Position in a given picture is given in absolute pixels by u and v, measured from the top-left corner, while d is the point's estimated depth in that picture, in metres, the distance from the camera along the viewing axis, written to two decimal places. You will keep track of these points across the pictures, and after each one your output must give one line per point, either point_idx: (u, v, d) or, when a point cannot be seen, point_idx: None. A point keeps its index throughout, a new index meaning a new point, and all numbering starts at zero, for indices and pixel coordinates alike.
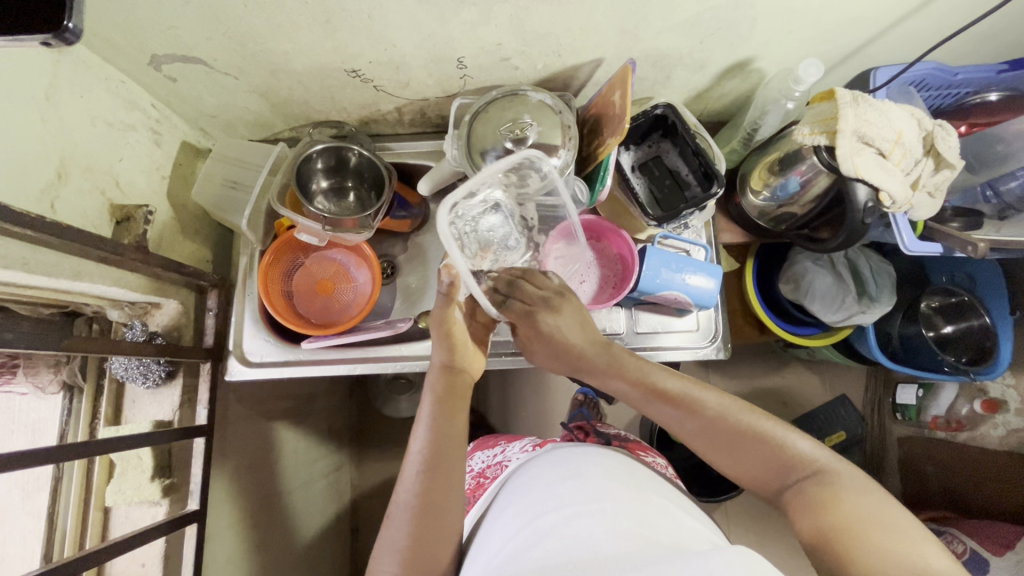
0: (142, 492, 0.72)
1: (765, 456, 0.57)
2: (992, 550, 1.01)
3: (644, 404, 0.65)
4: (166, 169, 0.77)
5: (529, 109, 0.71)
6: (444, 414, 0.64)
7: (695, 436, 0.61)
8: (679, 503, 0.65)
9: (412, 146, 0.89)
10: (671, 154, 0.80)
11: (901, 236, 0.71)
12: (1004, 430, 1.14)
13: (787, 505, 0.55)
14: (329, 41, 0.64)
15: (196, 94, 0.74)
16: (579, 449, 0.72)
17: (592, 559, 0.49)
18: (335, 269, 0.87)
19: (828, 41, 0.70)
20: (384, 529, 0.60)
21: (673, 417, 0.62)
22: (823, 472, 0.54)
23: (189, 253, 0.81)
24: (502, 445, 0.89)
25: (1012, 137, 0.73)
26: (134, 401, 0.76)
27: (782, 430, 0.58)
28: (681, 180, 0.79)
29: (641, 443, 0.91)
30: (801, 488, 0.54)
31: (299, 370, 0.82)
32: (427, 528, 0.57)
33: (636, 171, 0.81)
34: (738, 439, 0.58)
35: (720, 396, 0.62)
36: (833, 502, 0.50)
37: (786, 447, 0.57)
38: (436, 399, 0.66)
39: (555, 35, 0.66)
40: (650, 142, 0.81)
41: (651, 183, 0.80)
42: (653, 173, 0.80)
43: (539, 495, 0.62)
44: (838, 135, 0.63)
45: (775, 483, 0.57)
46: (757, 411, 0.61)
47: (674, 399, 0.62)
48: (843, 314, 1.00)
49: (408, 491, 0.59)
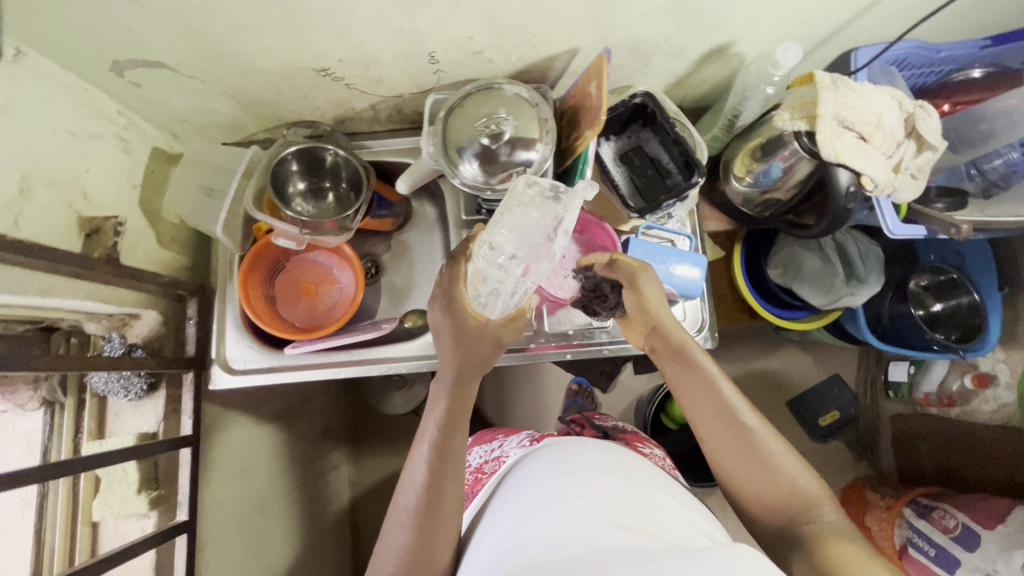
0: (130, 505, 0.71)
1: (784, 490, 0.61)
2: (984, 523, 1.05)
3: (689, 399, 0.67)
4: (138, 177, 0.75)
5: (505, 103, 0.70)
6: (453, 419, 0.65)
7: (723, 448, 0.64)
8: (678, 497, 0.64)
9: (390, 144, 0.88)
10: (651, 142, 0.78)
11: (886, 220, 0.70)
12: (994, 405, 1.17)
13: (788, 546, 0.58)
14: (295, 41, 0.63)
15: (164, 99, 0.72)
16: (577, 443, 0.71)
17: (590, 549, 0.50)
18: (317, 271, 0.88)
19: (808, 24, 0.68)
20: (389, 526, 0.63)
21: (709, 426, 0.65)
22: (828, 523, 0.57)
23: (167, 262, 0.80)
24: (500, 439, 0.89)
25: (995, 116, 0.72)
26: (117, 413, 0.75)
27: (803, 477, 0.61)
28: (662, 169, 0.77)
29: (639, 435, 0.92)
30: (807, 532, 0.57)
31: (283, 376, 0.81)
32: (428, 530, 0.60)
33: (617, 161, 0.80)
34: (766, 466, 0.62)
35: (763, 424, 0.64)
36: (830, 547, 0.54)
37: (802, 489, 0.60)
38: (449, 405, 0.65)
39: (527, 26, 0.64)
40: (631, 132, 0.79)
41: (633, 173, 0.79)
42: (634, 163, 0.79)
43: (536, 489, 0.62)
44: (818, 120, 0.61)
45: (781, 516, 0.60)
46: (791, 451, 0.63)
47: (720, 404, 0.65)
48: (829, 297, 1.01)
49: (412, 498, 0.62)
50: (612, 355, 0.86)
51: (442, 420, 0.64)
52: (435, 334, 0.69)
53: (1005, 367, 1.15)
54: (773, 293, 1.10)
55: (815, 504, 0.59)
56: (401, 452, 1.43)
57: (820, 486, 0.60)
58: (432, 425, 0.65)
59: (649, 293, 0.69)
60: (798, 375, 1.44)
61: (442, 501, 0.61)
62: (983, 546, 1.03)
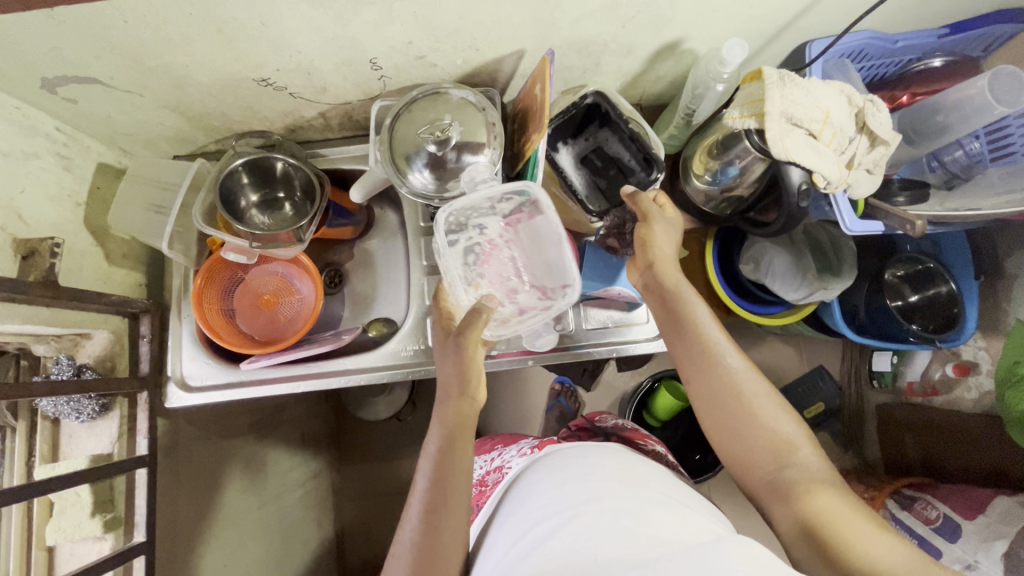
0: (83, 529, 0.70)
1: (765, 436, 0.59)
2: (964, 514, 1.04)
3: (677, 339, 0.66)
4: (82, 195, 0.74)
5: (451, 109, 0.69)
6: (448, 451, 0.63)
7: (706, 390, 0.63)
8: (683, 499, 0.61)
9: (345, 151, 0.86)
10: (610, 142, 0.76)
11: (844, 215, 0.68)
12: (977, 393, 1.15)
13: (768, 490, 0.58)
14: (227, 52, 0.61)
15: (104, 114, 0.70)
16: (576, 449, 0.70)
17: (592, 561, 0.49)
18: (276, 282, 0.87)
19: (757, 19, 0.67)
20: (393, 551, 0.61)
21: (693, 368, 0.64)
22: (807, 469, 0.57)
23: (118, 280, 0.78)
24: (499, 448, 0.87)
25: (950, 108, 0.70)
26: (70, 435, 0.73)
27: (786, 423, 0.60)
28: (624, 167, 0.75)
29: (641, 431, 0.90)
30: (786, 478, 0.57)
31: (241, 392, 0.80)
32: (430, 557, 0.58)
33: (577, 166, 0.77)
34: (747, 408, 0.60)
35: (747, 367, 0.63)
36: (808, 499, 0.54)
37: (782, 434, 0.59)
38: (443, 434, 0.64)
39: (467, 30, 0.62)
40: (587, 134, 0.77)
41: (596, 177, 0.77)
42: (595, 165, 0.77)
43: (534, 502, 0.61)
44: (765, 117, 0.59)
45: (763, 461, 0.59)
46: (775, 394, 0.62)
47: (704, 348, 0.63)
48: (803, 291, 0.99)
49: (409, 533, 0.60)
50: (574, 359, 0.84)
51: (449, 422, 0.65)
52: (438, 352, 0.71)
53: (986, 355, 1.14)
54: (745, 288, 1.09)
55: (795, 447, 0.59)
56: (386, 457, 1.42)
57: (800, 430, 0.59)
58: (427, 460, 0.63)
59: (657, 232, 0.69)
60: (781, 368, 1.43)
61: (445, 524, 0.59)
62: (964, 537, 1.01)
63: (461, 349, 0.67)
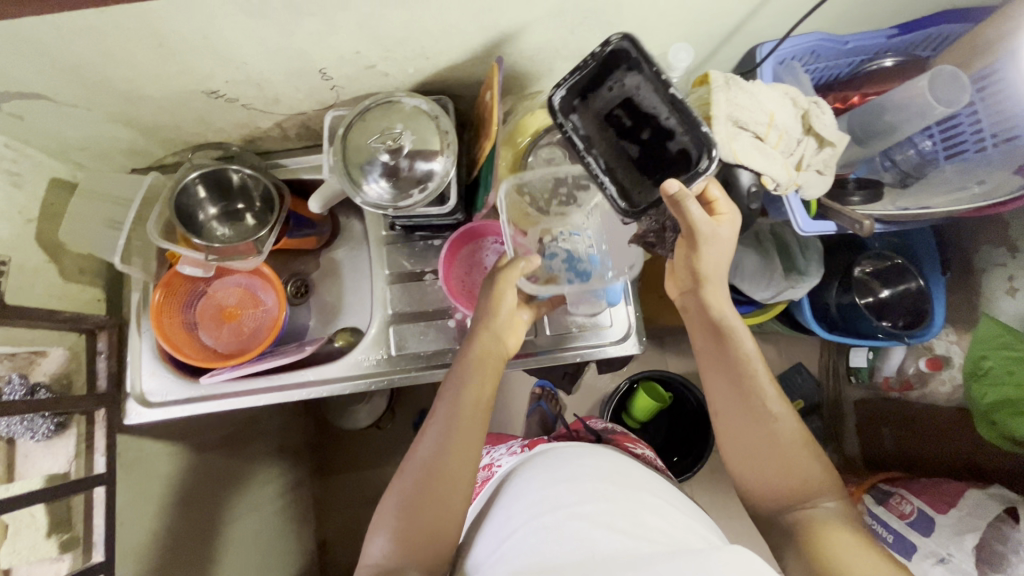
0: (38, 550, 0.68)
1: (794, 480, 0.58)
2: (936, 508, 1.03)
3: (715, 371, 0.65)
4: (33, 212, 0.72)
5: (403, 117, 0.69)
6: (468, 380, 0.64)
7: (737, 424, 0.62)
8: (674, 502, 0.62)
9: (306, 161, 0.86)
10: (642, 91, 0.61)
11: (796, 218, 0.69)
12: (951, 386, 1.14)
13: (781, 528, 0.58)
14: (171, 64, 0.60)
15: (54, 129, 0.69)
16: (576, 450, 0.68)
17: (588, 559, 0.50)
18: (239, 294, 0.86)
19: (705, 23, 0.67)
20: (396, 478, 0.62)
21: (727, 399, 0.63)
22: (829, 517, 0.56)
23: (72, 296, 0.77)
24: (486, 449, 0.87)
25: (896, 107, 0.71)
26: (26, 455, 0.70)
27: (818, 472, 0.58)
28: (660, 128, 0.61)
29: (629, 436, 0.91)
30: (806, 520, 0.56)
31: (199, 407, 0.81)
32: (437, 487, 0.58)
33: (602, 125, 0.63)
34: (779, 454, 0.59)
35: (786, 412, 0.61)
36: (824, 543, 0.54)
37: (809, 478, 0.58)
38: (467, 366, 0.65)
39: (414, 38, 0.62)
40: (613, 82, 0.62)
41: (624, 140, 0.63)
42: (625, 123, 0.63)
43: (531, 497, 0.59)
44: (712, 121, 0.60)
45: (784, 499, 0.59)
46: (809, 441, 0.60)
47: (744, 385, 0.62)
48: (771, 291, 1.00)
49: (420, 455, 0.61)
50: (538, 364, 0.84)
51: (475, 352, 0.66)
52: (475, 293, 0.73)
53: (958, 349, 1.14)
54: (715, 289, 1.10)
55: (818, 493, 0.58)
56: (368, 466, 1.41)
57: (828, 479, 0.58)
58: (448, 387, 0.64)
59: (705, 252, 0.64)
60: None
61: (445, 453, 0.60)
62: (937, 531, 1.01)
63: (493, 284, 0.70)
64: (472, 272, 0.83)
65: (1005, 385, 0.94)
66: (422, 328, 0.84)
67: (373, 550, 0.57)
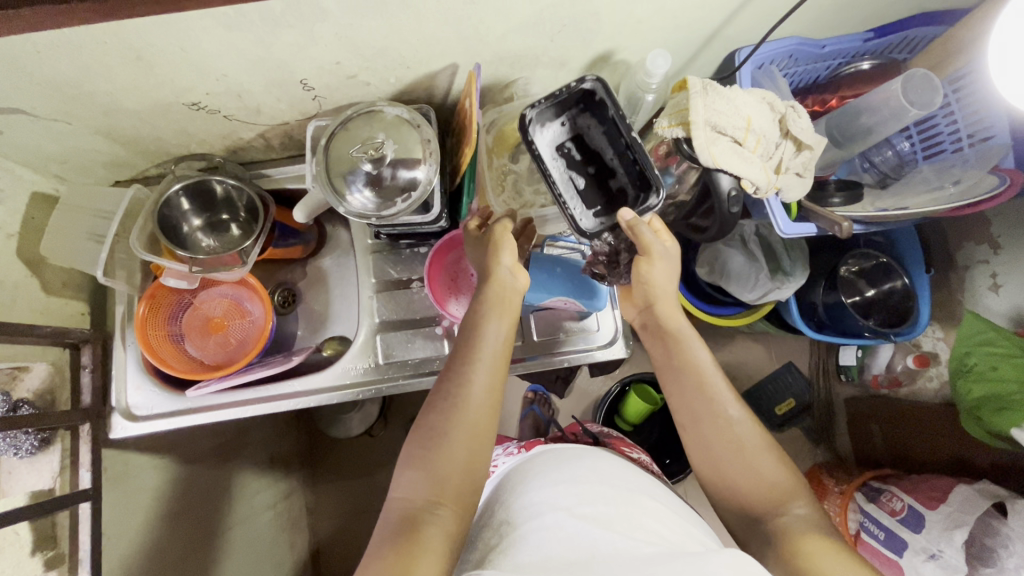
0: (23, 569, 0.67)
1: (764, 487, 0.58)
2: (926, 504, 1.03)
3: (676, 385, 0.65)
4: (15, 227, 0.72)
5: (385, 127, 0.69)
6: (486, 316, 0.63)
7: (703, 439, 0.62)
8: (677, 509, 0.62)
9: (291, 170, 0.86)
10: (594, 132, 0.64)
11: (777, 219, 0.72)
12: (938, 381, 1.18)
13: (757, 541, 0.57)
14: (150, 77, 0.60)
15: (34, 143, 0.69)
16: (565, 453, 0.68)
17: (586, 559, 0.49)
18: (226, 305, 0.86)
19: (683, 29, 0.68)
20: (421, 415, 0.60)
21: (691, 415, 0.63)
22: (805, 522, 0.55)
23: (55, 311, 0.77)
24: None
25: (873, 109, 0.72)
26: (9, 472, 0.68)
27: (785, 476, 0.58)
28: (604, 167, 0.64)
29: (626, 440, 0.90)
30: (781, 527, 0.55)
31: (186, 419, 0.80)
32: (464, 417, 0.58)
33: (556, 151, 0.64)
34: (746, 462, 0.59)
35: (747, 417, 0.61)
36: (799, 547, 0.53)
37: (777, 484, 0.58)
38: (483, 305, 0.64)
39: (394, 48, 0.63)
40: (570, 119, 0.64)
41: (573, 171, 0.65)
42: (573, 155, 0.65)
43: (526, 499, 0.59)
44: (691, 126, 0.60)
45: (758, 509, 0.58)
46: (773, 446, 0.61)
47: (705, 397, 0.62)
48: (757, 292, 1.00)
49: (446, 391, 0.59)
50: (526, 371, 0.84)
51: (489, 291, 0.65)
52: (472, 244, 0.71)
53: (944, 346, 1.17)
54: (704, 292, 1.10)
55: (787, 498, 0.57)
56: (361, 474, 1.40)
57: (796, 484, 0.58)
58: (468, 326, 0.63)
59: (654, 269, 0.66)
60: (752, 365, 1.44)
61: (468, 388, 0.59)
62: (927, 527, 1.00)
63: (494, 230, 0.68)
64: (456, 280, 0.82)
65: (989, 381, 0.94)
66: (409, 336, 0.84)
67: (399, 487, 0.56)
